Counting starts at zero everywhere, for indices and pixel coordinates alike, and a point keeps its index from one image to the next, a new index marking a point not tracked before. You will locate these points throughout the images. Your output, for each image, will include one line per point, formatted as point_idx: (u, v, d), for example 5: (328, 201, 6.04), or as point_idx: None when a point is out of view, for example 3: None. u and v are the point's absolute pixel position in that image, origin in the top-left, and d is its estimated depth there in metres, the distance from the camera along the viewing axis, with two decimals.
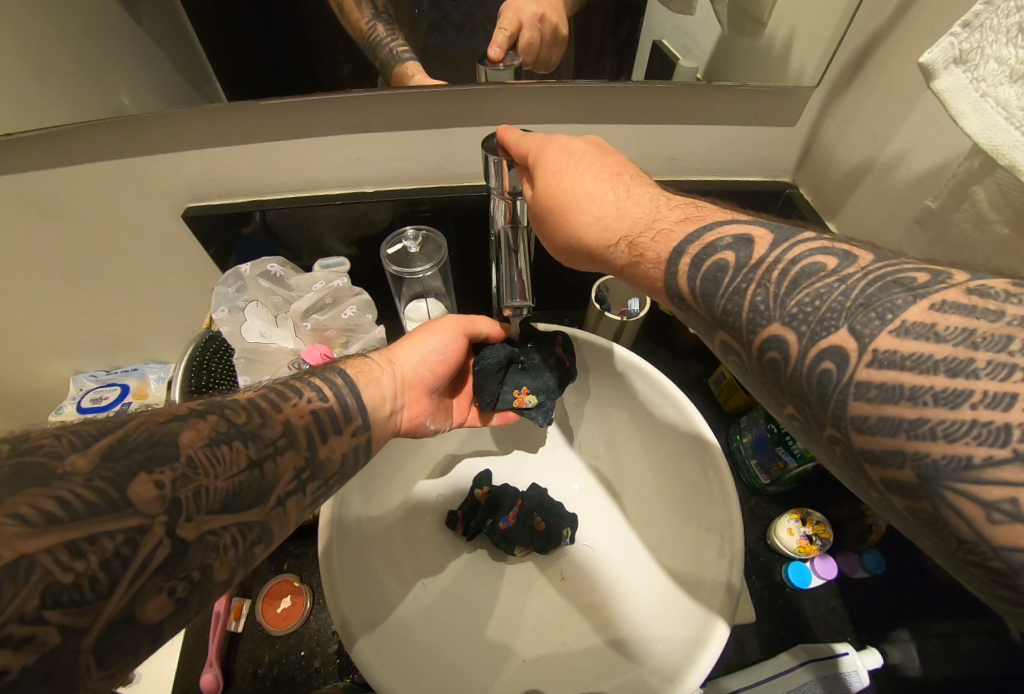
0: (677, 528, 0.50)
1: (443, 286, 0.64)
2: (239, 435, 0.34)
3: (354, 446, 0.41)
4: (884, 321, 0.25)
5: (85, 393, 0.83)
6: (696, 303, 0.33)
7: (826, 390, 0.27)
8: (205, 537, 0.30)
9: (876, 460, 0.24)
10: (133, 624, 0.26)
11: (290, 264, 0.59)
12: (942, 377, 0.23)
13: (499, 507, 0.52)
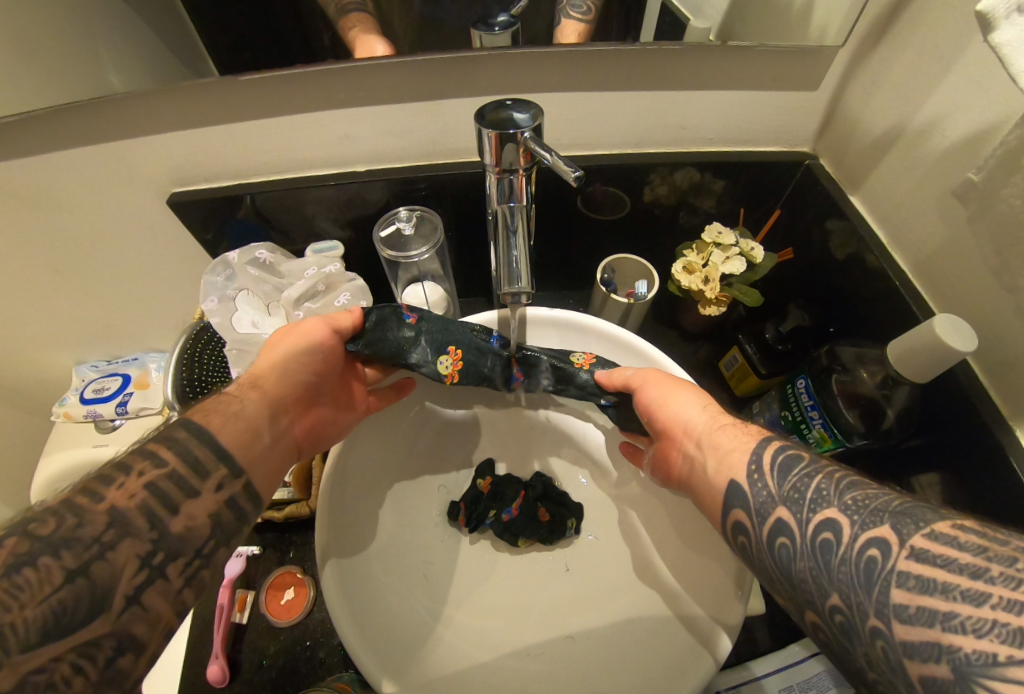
0: (682, 545, 0.45)
1: (441, 269, 0.62)
2: (45, 548, 0.28)
3: (224, 500, 0.36)
4: (922, 527, 0.26)
5: (88, 383, 0.83)
6: (755, 472, 0.34)
7: (781, 557, 0.30)
8: (27, 679, 0.26)
9: (921, 657, 0.23)
10: None
11: (280, 250, 0.57)
12: (965, 575, 0.23)
13: (503, 498, 0.51)
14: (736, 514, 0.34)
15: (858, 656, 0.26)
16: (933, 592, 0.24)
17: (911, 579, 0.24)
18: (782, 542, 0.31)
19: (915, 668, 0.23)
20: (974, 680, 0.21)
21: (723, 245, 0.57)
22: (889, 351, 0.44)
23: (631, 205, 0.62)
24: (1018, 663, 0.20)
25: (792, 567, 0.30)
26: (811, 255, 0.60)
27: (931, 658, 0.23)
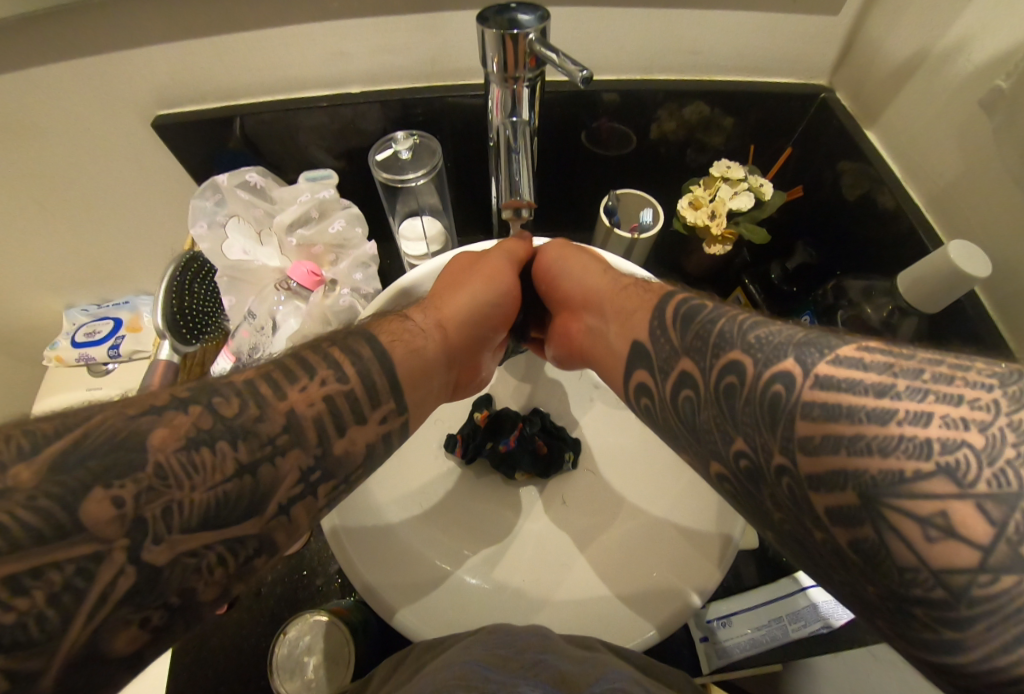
0: (669, 501, 0.46)
1: (440, 202, 0.60)
2: (227, 433, 0.27)
3: (384, 433, 0.34)
4: (826, 354, 0.25)
5: (79, 327, 0.81)
6: (658, 328, 0.34)
7: (686, 409, 0.31)
8: (181, 559, 0.24)
9: (827, 486, 0.23)
10: (97, 660, 0.22)
11: (271, 175, 0.54)
12: (872, 395, 0.22)
13: (500, 430, 0.50)
14: (641, 375, 0.36)
15: (761, 494, 0.27)
16: (846, 407, 0.23)
17: (817, 408, 0.23)
18: (685, 394, 0.31)
19: (820, 499, 0.23)
20: (881, 502, 0.21)
21: (732, 179, 0.55)
22: (900, 281, 0.43)
23: (636, 142, 0.60)
24: (926, 477, 0.20)
25: (695, 416, 0.30)
26: (821, 193, 0.58)
27: (838, 486, 0.22)
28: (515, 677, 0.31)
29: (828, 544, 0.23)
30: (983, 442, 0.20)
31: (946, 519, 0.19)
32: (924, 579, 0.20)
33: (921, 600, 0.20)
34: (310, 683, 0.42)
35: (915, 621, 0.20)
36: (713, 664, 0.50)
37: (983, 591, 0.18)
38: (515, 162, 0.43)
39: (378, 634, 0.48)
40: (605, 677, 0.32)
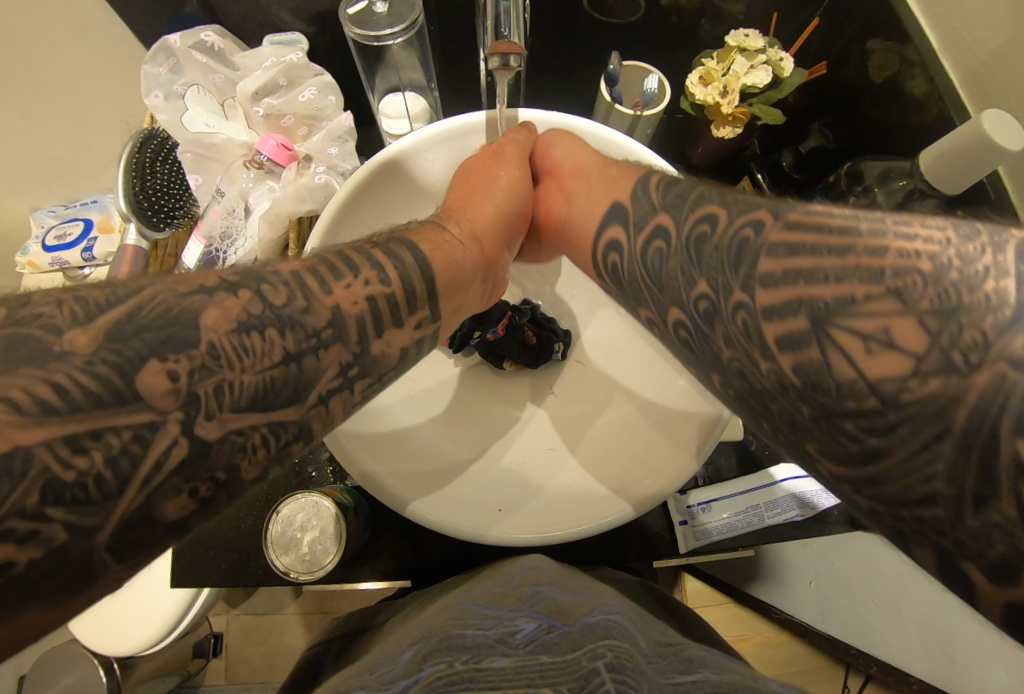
0: (650, 434, 0.42)
1: (425, 78, 0.54)
2: (273, 321, 0.25)
3: (418, 340, 0.32)
4: (798, 205, 0.23)
5: (48, 231, 0.74)
6: (640, 195, 0.33)
7: (655, 262, 0.29)
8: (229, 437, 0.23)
9: (780, 316, 0.21)
10: (141, 534, 0.21)
11: (230, 36, 0.48)
12: (832, 238, 0.20)
13: (487, 319, 0.48)
14: (615, 233, 0.33)
15: (717, 343, 0.24)
16: (800, 242, 0.21)
17: (779, 245, 0.22)
18: (656, 247, 0.29)
19: (771, 328, 0.21)
20: (831, 323, 0.19)
21: (749, 50, 0.49)
22: (922, 159, 0.40)
23: (645, 9, 0.51)
24: (872, 300, 0.18)
25: (662, 267, 0.28)
26: (844, 75, 0.51)
27: (790, 314, 0.20)
28: (511, 612, 0.33)
29: (772, 375, 0.21)
30: (933, 268, 0.18)
31: (886, 335, 0.18)
32: (861, 392, 0.18)
33: (851, 413, 0.18)
34: (304, 557, 0.44)
35: (841, 436, 0.19)
36: (690, 545, 0.49)
37: (909, 392, 0.17)
38: (503, 14, 0.34)
39: (369, 513, 0.49)
40: (600, 607, 0.34)
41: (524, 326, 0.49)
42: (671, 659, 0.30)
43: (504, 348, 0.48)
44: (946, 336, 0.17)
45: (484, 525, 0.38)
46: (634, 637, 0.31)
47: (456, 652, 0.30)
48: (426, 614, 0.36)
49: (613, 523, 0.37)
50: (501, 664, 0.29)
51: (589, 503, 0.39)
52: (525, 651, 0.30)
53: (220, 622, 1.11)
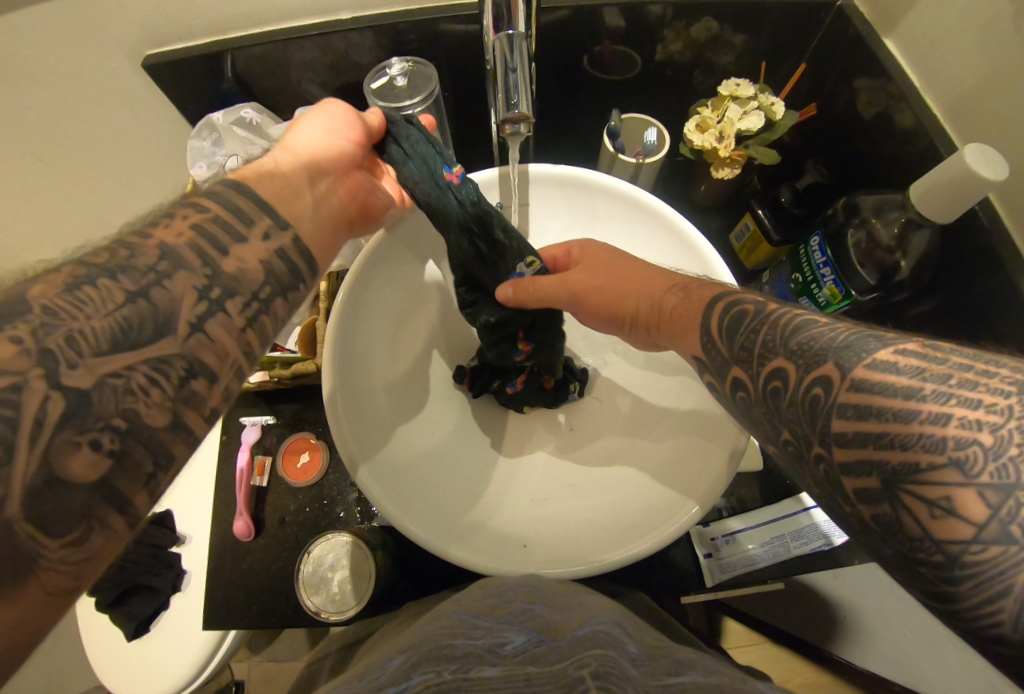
0: (686, 455, 0.43)
1: (441, 140, 0.58)
2: (101, 273, 0.26)
3: (274, 250, 0.32)
4: (864, 356, 0.24)
5: None
6: (708, 343, 0.33)
7: (743, 408, 0.31)
8: (106, 383, 0.25)
9: (855, 473, 0.23)
10: (58, 486, 0.23)
11: (265, 111, 0.54)
12: (897, 399, 0.22)
13: (506, 372, 0.50)
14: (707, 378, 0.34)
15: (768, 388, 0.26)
16: (869, 408, 0.23)
17: (849, 409, 0.24)
18: (739, 394, 0.31)
19: (849, 481, 0.24)
20: (900, 486, 0.22)
21: (741, 98, 0.52)
22: (912, 190, 0.42)
23: (641, 66, 0.56)
24: (936, 469, 0.21)
25: (750, 414, 0.30)
26: (835, 113, 0.54)
27: (863, 472, 0.23)
28: (501, 624, 0.31)
29: (854, 516, 0.24)
30: (993, 441, 0.20)
31: (948, 501, 0.20)
32: (926, 546, 0.21)
33: (923, 561, 0.21)
34: (335, 597, 0.45)
35: (918, 576, 0.22)
36: (717, 578, 0.49)
37: (974, 556, 0.19)
38: (513, 85, 0.38)
39: (396, 552, 0.50)
40: (589, 619, 0.31)
41: (546, 372, 0.50)
42: (661, 661, 0.28)
43: (529, 398, 0.50)
44: (1005, 510, 0.19)
45: (496, 562, 0.39)
46: (620, 644, 0.29)
47: (444, 661, 0.27)
48: (415, 628, 0.34)
49: (641, 553, 0.38)
50: (490, 673, 0.26)
51: (608, 540, 0.40)
52: (515, 661, 0.27)
53: (242, 670, 1.10)
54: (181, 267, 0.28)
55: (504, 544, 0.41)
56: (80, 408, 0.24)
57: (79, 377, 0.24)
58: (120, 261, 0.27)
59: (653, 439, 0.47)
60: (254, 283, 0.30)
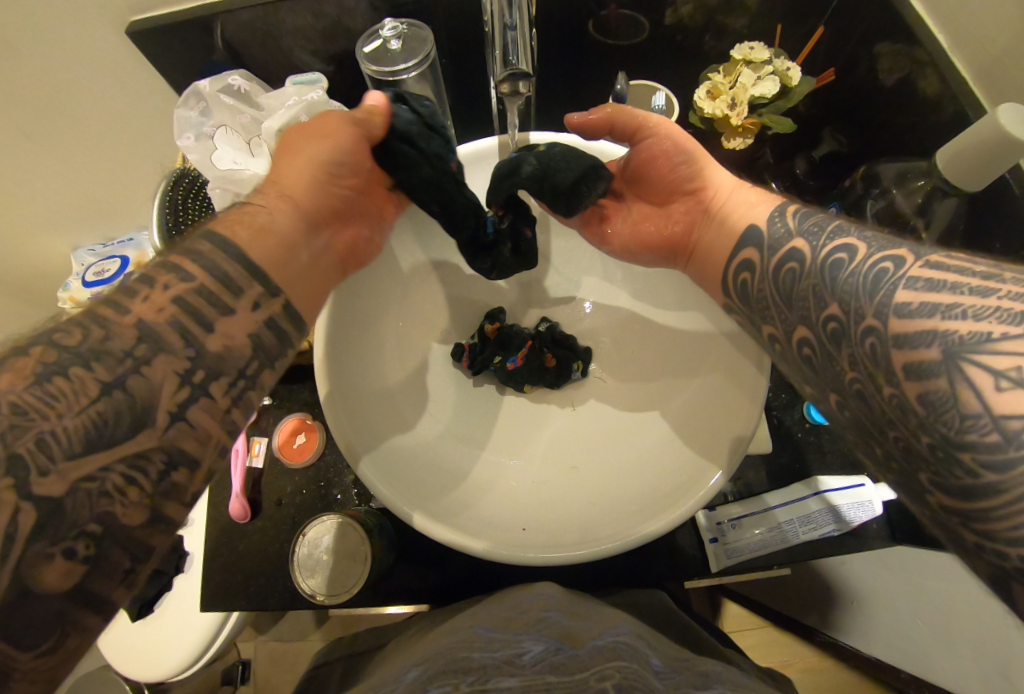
0: (694, 436, 0.41)
1: (439, 108, 0.56)
2: (72, 360, 0.26)
3: (262, 320, 0.32)
4: (940, 252, 0.27)
5: (88, 268, 0.80)
6: (776, 219, 0.35)
7: (787, 280, 0.32)
8: (79, 486, 0.25)
9: (910, 344, 0.24)
10: (33, 597, 0.24)
11: (254, 79, 0.52)
12: (977, 281, 0.24)
13: (508, 346, 0.49)
14: (747, 255, 0.35)
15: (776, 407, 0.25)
16: (944, 282, 0.25)
17: (920, 280, 0.25)
18: (788, 267, 0.32)
19: (901, 356, 0.25)
20: (964, 357, 0.22)
21: (755, 63, 0.49)
22: (938, 158, 0.39)
23: (650, 30, 0.52)
24: (1010, 339, 0.22)
25: (794, 286, 0.31)
26: (853, 81, 0.51)
27: (924, 343, 0.24)
28: (519, 635, 0.30)
29: (893, 398, 0.25)
30: None
31: (1016, 372, 0.21)
32: (979, 423, 0.22)
33: (967, 446, 0.22)
34: (330, 579, 0.44)
35: (959, 468, 0.22)
36: (721, 563, 0.48)
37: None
38: (511, 43, 0.35)
39: (394, 535, 0.49)
40: (608, 630, 0.30)
41: (549, 348, 0.49)
42: (683, 675, 0.28)
43: (532, 376, 0.49)
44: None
45: (486, 536, 0.38)
46: (645, 658, 0.28)
47: (461, 674, 0.26)
48: (432, 638, 0.33)
49: (633, 541, 0.37)
50: (509, 684, 0.26)
51: (605, 527, 0.38)
52: (533, 670, 0.27)
53: (248, 648, 1.11)
54: (162, 350, 0.28)
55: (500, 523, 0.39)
56: (54, 520, 0.24)
57: (50, 482, 0.24)
58: (94, 343, 0.27)
59: (665, 415, 0.45)
60: (239, 360, 0.31)
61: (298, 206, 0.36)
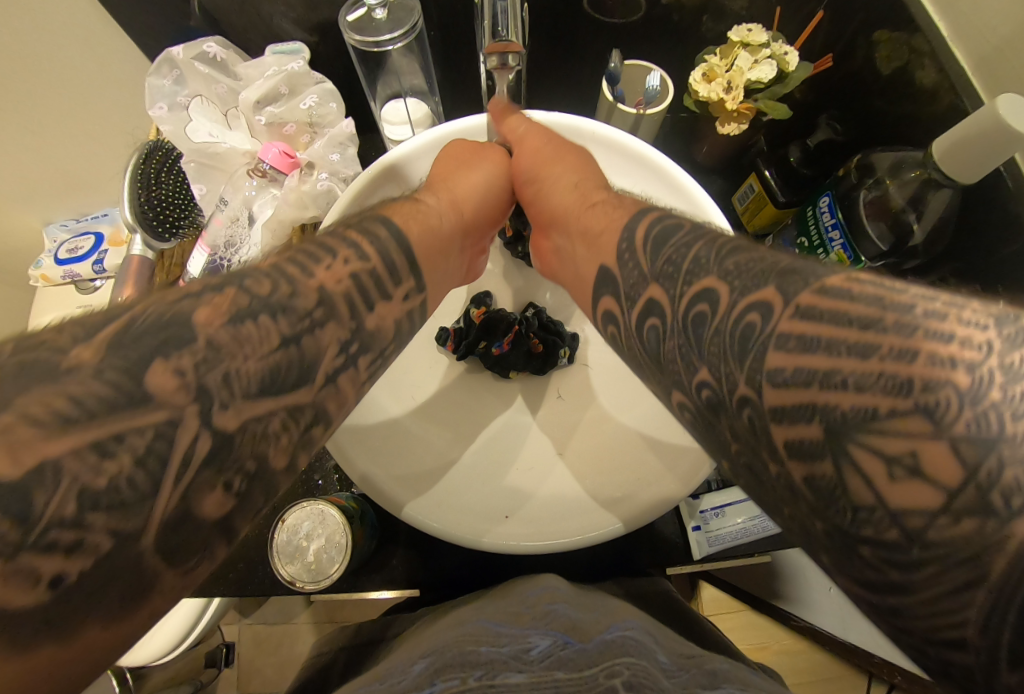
0: (613, 473, 0.41)
1: (427, 84, 0.54)
2: (265, 307, 0.24)
3: (409, 311, 0.32)
4: (812, 283, 0.20)
5: (60, 245, 0.76)
6: (632, 254, 0.30)
7: (651, 340, 0.27)
8: (248, 426, 0.22)
9: (790, 419, 0.19)
10: (191, 521, 0.21)
11: (232, 46, 0.49)
12: (853, 328, 0.18)
13: (494, 331, 0.48)
14: (610, 302, 0.32)
15: (720, 431, 0.22)
16: (816, 337, 0.19)
17: (791, 340, 0.20)
18: (650, 323, 0.27)
19: (780, 432, 0.19)
20: (847, 439, 0.17)
21: (752, 45, 0.48)
22: (936, 148, 0.39)
23: (646, 8, 0.51)
24: (898, 416, 0.16)
25: (659, 345, 0.26)
26: (851, 67, 0.50)
27: (803, 419, 0.18)
28: (526, 630, 0.29)
29: (782, 480, 0.19)
30: (970, 382, 0.16)
31: (913, 460, 0.16)
32: (879, 518, 0.17)
33: (869, 540, 0.17)
34: (310, 566, 0.43)
35: (859, 560, 0.17)
36: (704, 552, 0.48)
37: (941, 532, 0.15)
38: (502, 14, 0.34)
39: (377, 522, 0.48)
40: (616, 625, 0.30)
41: (537, 332, 0.49)
42: (692, 672, 0.27)
43: (520, 362, 0.48)
44: (984, 472, 0.15)
45: (483, 529, 0.38)
46: (652, 654, 0.27)
47: (468, 668, 0.26)
48: (437, 630, 0.33)
49: (593, 538, 0.38)
50: (517, 679, 0.25)
51: (569, 521, 0.38)
52: (541, 666, 0.26)
53: (232, 631, 1.11)
54: (332, 316, 0.26)
55: (472, 507, 0.39)
56: (223, 449, 0.21)
57: (228, 417, 0.21)
58: (280, 297, 0.25)
59: (627, 418, 0.45)
60: (383, 341, 0.29)
61: (459, 214, 0.41)
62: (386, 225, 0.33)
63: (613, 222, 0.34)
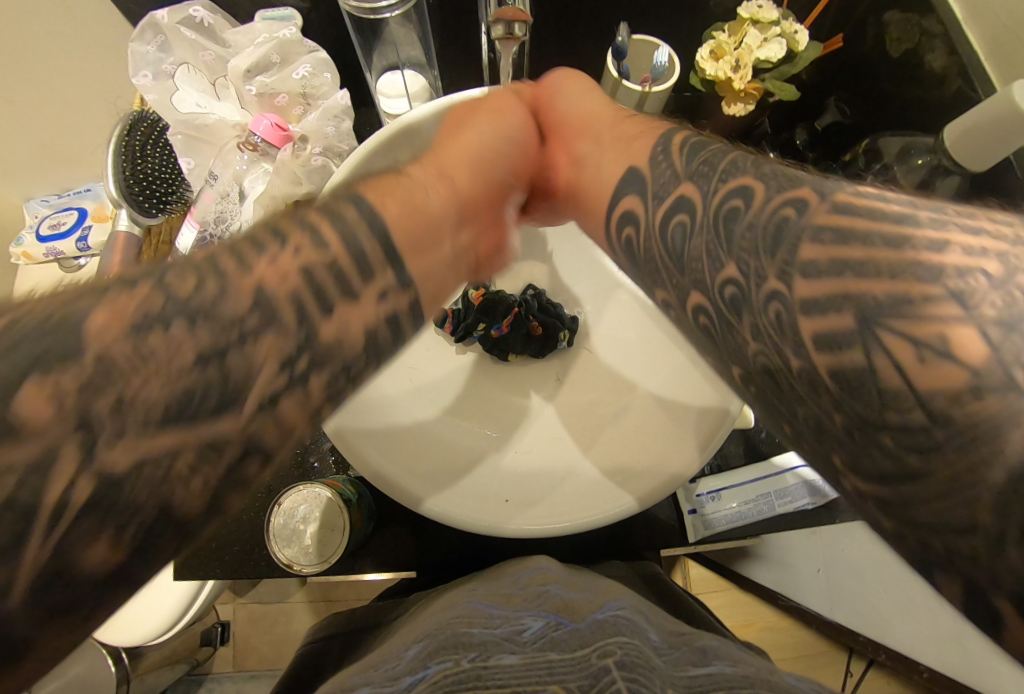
0: (641, 444, 0.40)
1: (425, 55, 0.51)
2: (173, 313, 0.19)
3: (387, 316, 0.24)
4: (849, 184, 0.19)
5: (42, 220, 0.74)
6: (658, 158, 0.28)
7: (675, 239, 0.25)
8: (134, 473, 0.17)
9: (821, 309, 0.17)
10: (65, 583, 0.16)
11: (220, 11, 0.47)
12: (893, 219, 0.17)
13: (493, 313, 0.47)
14: (629, 203, 0.29)
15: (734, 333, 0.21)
16: (853, 226, 0.17)
17: (828, 231, 0.18)
18: (678, 221, 0.25)
19: (810, 324, 0.17)
20: (882, 322, 0.16)
21: (762, 22, 0.46)
22: (946, 132, 0.38)
23: None
24: (934, 301, 0.15)
25: (683, 244, 0.24)
26: (860, 48, 0.48)
27: (834, 308, 0.17)
28: (519, 611, 0.29)
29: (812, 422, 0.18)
30: (1003, 268, 0.15)
31: (945, 341, 0.15)
32: (908, 406, 0.15)
33: (891, 426, 0.15)
34: (308, 549, 0.43)
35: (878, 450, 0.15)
36: (700, 534, 0.49)
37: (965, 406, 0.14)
38: None
39: (373, 506, 0.48)
40: (609, 604, 0.30)
41: (536, 313, 0.48)
42: (682, 651, 0.27)
43: (521, 343, 0.47)
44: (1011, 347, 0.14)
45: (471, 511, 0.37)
46: (643, 632, 0.27)
47: (461, 649, 0.25)
48: (428, 613, 0.33)
49: (603, 520, 0.36)
50: (509, 662, 0.24)
51: (570, 502, 0.37)
52: (534, 647, 0.26)
53: (227, 610, 1.11)
54: (271, 325, 0.20)
55: (475, 492, 0.38)
56: (111, 502, 0.17)
57: (122, 448, 0.17)
58: (203, 298, 0.19)
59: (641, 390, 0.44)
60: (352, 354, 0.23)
61: (453, 185, 0.32)
62: (359, 202, 0.25)
63: (647, 131, 0.32)
